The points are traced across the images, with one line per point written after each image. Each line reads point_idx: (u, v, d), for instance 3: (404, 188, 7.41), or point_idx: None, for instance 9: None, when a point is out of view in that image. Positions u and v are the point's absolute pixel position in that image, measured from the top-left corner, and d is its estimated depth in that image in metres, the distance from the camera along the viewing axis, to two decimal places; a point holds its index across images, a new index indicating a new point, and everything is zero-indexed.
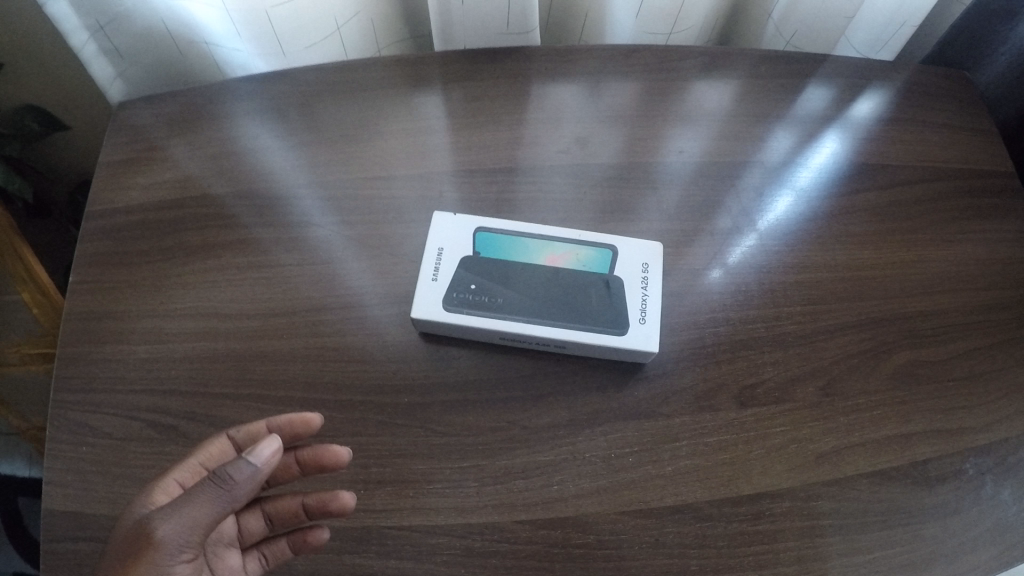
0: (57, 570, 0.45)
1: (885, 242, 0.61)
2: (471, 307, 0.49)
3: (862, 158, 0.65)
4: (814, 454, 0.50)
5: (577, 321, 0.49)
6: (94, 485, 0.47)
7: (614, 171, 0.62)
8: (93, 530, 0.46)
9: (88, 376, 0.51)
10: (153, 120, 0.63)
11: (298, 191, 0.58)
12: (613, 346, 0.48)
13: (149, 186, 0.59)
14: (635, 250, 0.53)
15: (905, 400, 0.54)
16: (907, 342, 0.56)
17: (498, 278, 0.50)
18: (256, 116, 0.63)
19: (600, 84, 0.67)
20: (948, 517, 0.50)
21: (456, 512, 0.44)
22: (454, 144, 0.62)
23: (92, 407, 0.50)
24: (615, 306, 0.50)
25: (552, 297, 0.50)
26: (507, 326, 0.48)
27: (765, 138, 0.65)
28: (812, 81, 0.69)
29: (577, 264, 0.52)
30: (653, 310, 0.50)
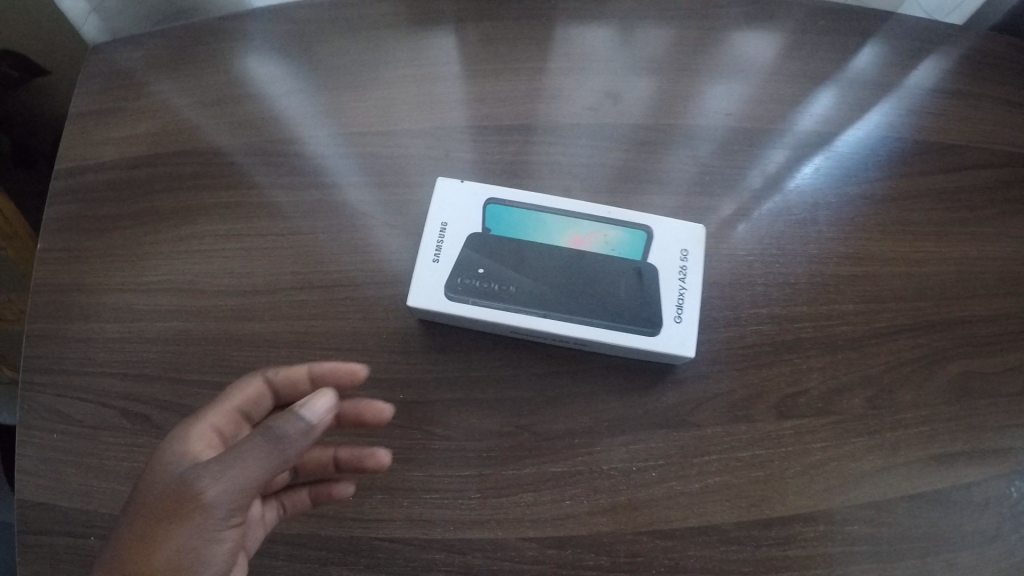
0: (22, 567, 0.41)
1: (951, 233, 0.53)
2: (478, 296, 0.42)
3: (933, 134, 0.57)
4: (857, 473, 0.44)
5: (600, 315, 0.42)
6: (62, 476, 0.43)
7: (644, 133, 0.54)
8: (60, 526, 0.42)
9: (53, 356, 0.45)
10: (128, 63, 0.55)
11: (284, 145, 0.51)
12: (642, 346, 0.42)
13: (121, 139, 0.52)
14: (674, 233, 0.45)
15: (959, 415, 0.48)
16: (966, 350, 0.50)
17: (511, 261, 0.44)
18: (240, 61, 0.55)
19: (633, 28, 0.58)
20: (995, 545, 0.46)
21: (455, 525, 0.39)
22: (466, 100, 0.54)
23: (59, 391, 0.45)
24: (648, 299, 0.43)
25: (574, 285, 0.43)
26: (520, 318, 0.42)
27: (819, 102, 0.57)
28: (881, 41, 0.60)
29: (604, 247, 0.45)
30: (691, 307, 0.43)
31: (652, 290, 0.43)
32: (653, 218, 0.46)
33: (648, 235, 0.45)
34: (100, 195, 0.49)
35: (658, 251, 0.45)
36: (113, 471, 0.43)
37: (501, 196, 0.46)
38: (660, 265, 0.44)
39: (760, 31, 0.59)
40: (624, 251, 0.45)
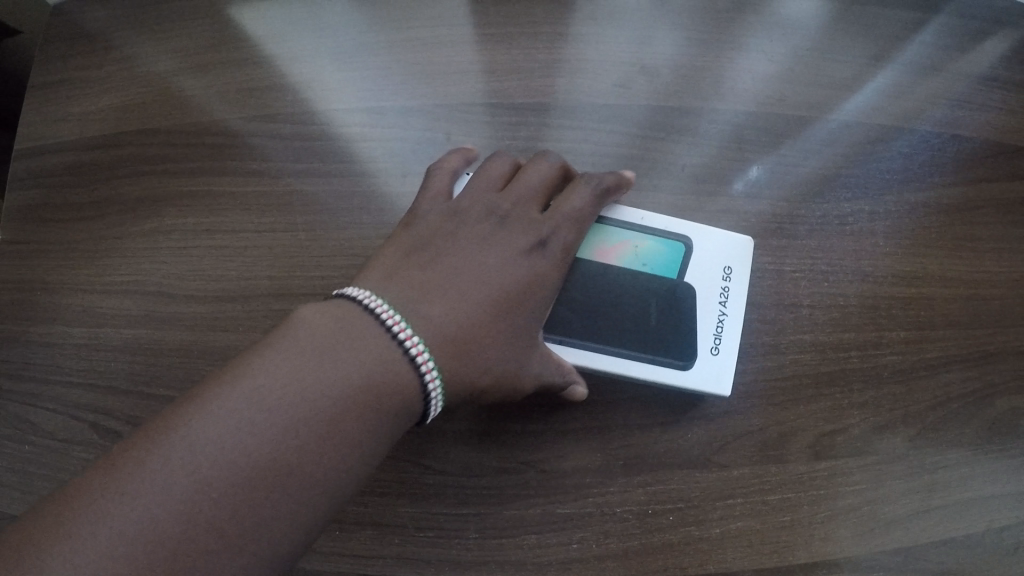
0: None
1: (1020, 249, 0.47)
2: None
3: (1013, 132, 0.49)
4: (889, 518, 0.41)
5: (625, 345, 0.38)
6: (30, 495, 0.40)
7: (678, 117, 0.47)
8: None
9: (17, 363, 0.41)
10: (91, 22, 0.48)
11: (267, 122, 0.44)
12: (669, 380, 0.38)
13: (84, 113, 0.45)
14: (717, 249, 0.40)
15: (1005, 455, 0.44)
16: (1021, 384, 0.45)
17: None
18: (217, 19, 0.47)
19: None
20: None
21: (452, 566, 0.36)
22: (476, 73, 0.46)
23: (26, 400, 0.41)
24: (679, 327, 0.39)
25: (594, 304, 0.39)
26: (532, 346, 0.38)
27: (874, 85, 0.49)
28: (959, 17, 0.51)
29: (631, 262, 0.40)
30: (728, 338, 0.39)
31: (687, 318, 0.39)
32: (693, 228, 0.41)
33: (689, 250, 0.40)
34: (61, 177, 0.43)
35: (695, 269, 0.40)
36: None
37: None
38: (696, 289, 0.40)
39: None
40: (656, 268, 0.40)
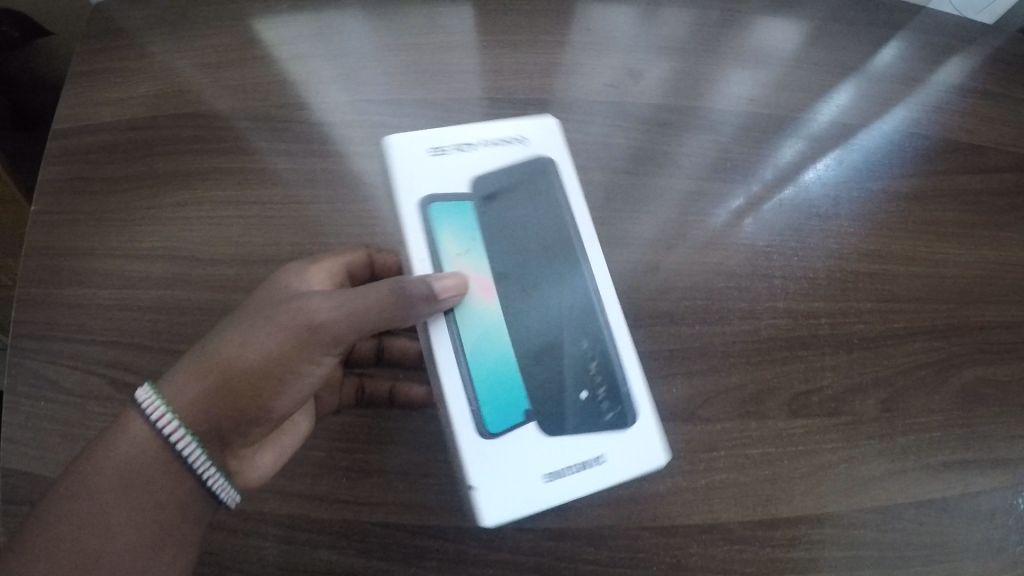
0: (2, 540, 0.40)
1: (972, 235, 0.51)
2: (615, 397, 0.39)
3: (960, 133, 0.54)
4: (866, 477, 0.43)
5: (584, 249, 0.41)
6: (46, 448, 0.41)
7: (663, 113, 0.52)
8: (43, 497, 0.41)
9: (41, 323, 0.44)
10: (132, 22, 0.53)
11: (290, 110, 0.49)
12: (572, 183, 0.42)
13: (120, 100, 0.49)
14: (425, 174, 0.41)
15: (972, 423, 0.47)
16: (980, 357, 0.48)
17: (536, 347, 0.39)
18: (246, 22, 0.52)
19: (652, 12, 0.56)
20: (991, 555, 0.45)
21: (451, 512, 0.39)
22: (481, 71, 0.51)
23: (47, 358, 0.43)
24: (509, 185, 0.42)
25: (526, 263, 0.40)
26: (622, 364, 0.40)
27: (839, 90, 0.55)
28: (906, 36, 0.58)
29: (465, 241, 0.40)
30: (529, 135, 0.43)
31: (486, 178, 0.41)
32: (416, 185, 0.40)
33: (432, 196, 0.40)
34: (93, 155, 0.47)
35: (461, 160, 0.41)
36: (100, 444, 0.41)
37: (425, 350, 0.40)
38: (485, 162, 0.42)
39: (781, 16, 0.57)
40: (457, 222, 0.40)
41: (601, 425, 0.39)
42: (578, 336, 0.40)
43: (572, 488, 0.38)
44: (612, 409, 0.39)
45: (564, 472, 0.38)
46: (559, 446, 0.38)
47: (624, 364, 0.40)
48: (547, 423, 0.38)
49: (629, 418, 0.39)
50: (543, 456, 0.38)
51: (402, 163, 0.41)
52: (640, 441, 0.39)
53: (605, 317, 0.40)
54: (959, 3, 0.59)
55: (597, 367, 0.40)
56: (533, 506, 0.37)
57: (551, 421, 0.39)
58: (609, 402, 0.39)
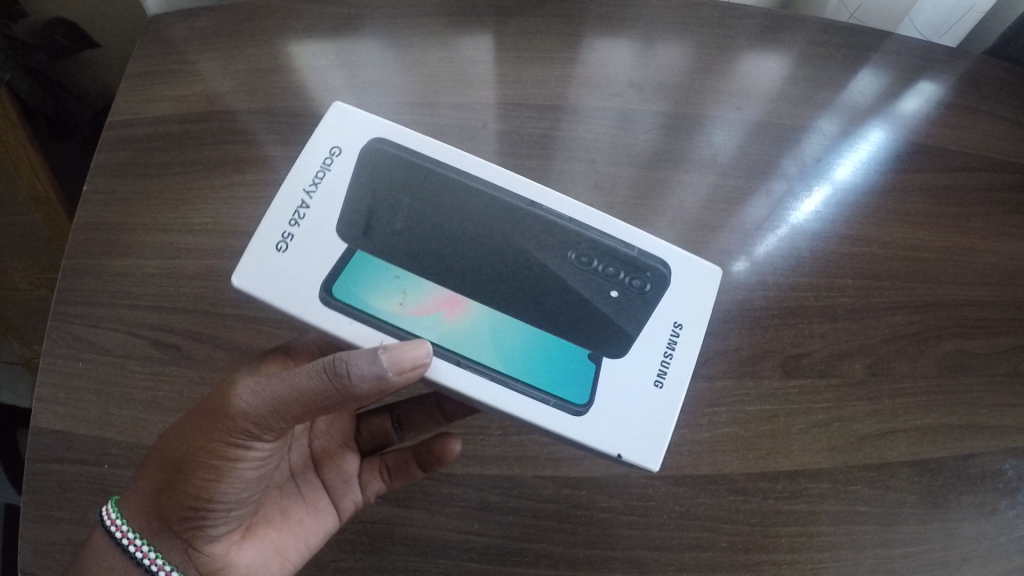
0: (56, 488, 0.43)
1: (943, 224, 0.57)
2: (636, 273, 0.43)
3: (924, 137, 0.61)
4: (860, 436, 0.46)
5: (503, 193, 0.42)
6: (92, 404, 0.44)
7: (668, 117, 0.57)
8: (91, 449, 0.43)
9: (91, 291, 0.47)
10: (188, 33, 0.59)
11: (329, 108, 0.54)
12: (410, 150, 0.43)
13: (176, 98, 0.55)
14: (298, 273, 0.39)
15: (955, 391, 0.50)
16: (958, 331, 0.52)
17: (538, 295, 0.40)
18: (291, 36, 0.59)
19: (650, 49, 0.61)
20: (978, 516, 0.48)
21: (473, 462, 0.43)
22: (499, 75, 0.57)
23: (93, 322, 0.46)
24: (371, 203, 0.41)
25: (455, 238, 0.41)
26: (623, 243, 0.43)
27: (834, 102, 0.61)
28: (878, 53, 0.65)
29: (393, 288, 0.40)
30: (347, 140, 0.42)
31: (344, 219, 0.40)
32: (303, 291, 0.39)
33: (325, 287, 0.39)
34: (149, 145, 0.53)
35: (313, 222, 0.40)
36: (141, 397, 0.44)
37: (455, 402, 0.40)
38: (332, 200, 0.41)
39: (766, 50, 0.62)
40: (364, 278, 0.39)
41: (648, 301, 0.42)
42: (562, 249, 0.42)
43: (676, 378, 0.41)
44: (644, 280, 0.43)
45: (663, 374, 0.41)
46: (641, 367, 0.40)
47: (616, 237, 0.43)
48: (612, 350, 0.40)
49: (661, 270, 0.43)
50: (637, 383, 0.40)
51: (280, 275, 0.39)
52: (684, 281, 0.43)
53: (568, 215, 0.43)
54: (924, 31, 0.69)
55: (599, 260, 0.42)
56: (667, 433, 0.39)
57: (619, 335, 0.41)
58: (636, 275, 0.42)
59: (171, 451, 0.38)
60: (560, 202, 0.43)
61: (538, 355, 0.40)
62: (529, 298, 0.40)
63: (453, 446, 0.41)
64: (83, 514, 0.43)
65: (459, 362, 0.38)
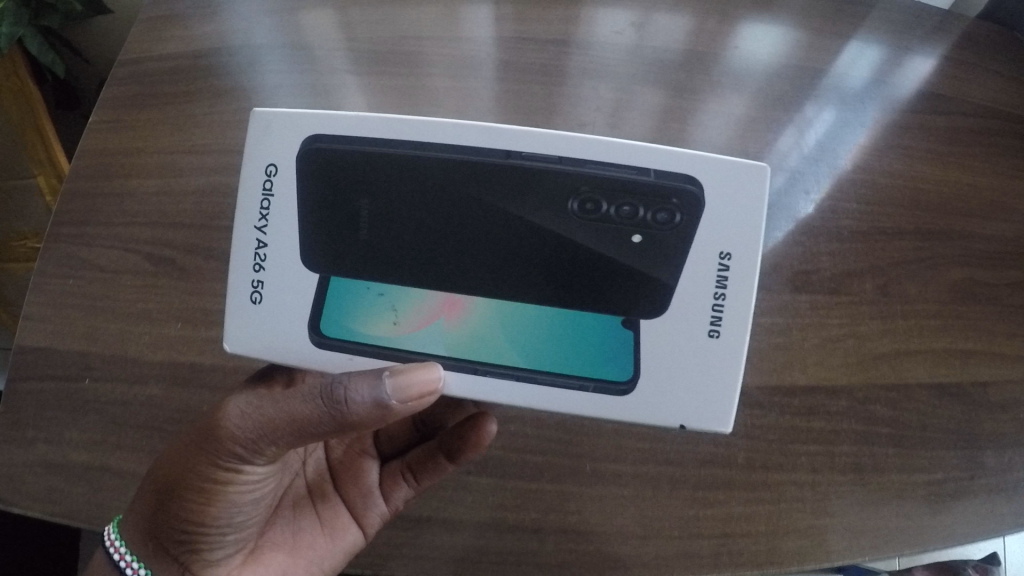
0: (45, 401, 0.42)
1: (947, 160, 0.56)
2: (656, 204, 0.32)
3: (920, 82, 0.62)
4: (875, 354, 0.44)
5: (458, 148, 0.33)
6: (86, 318, 0.43)
7: (675, 56, 0.59)
8: (83, 363, 0.42)
9: (92, 210, 0.47)
10: None
11: (340, 46, 0.57)
12: (346, 134, 0.34)
13: (185, 38, 0.56)
14: (282, 318, 0.35)
15: (969, 318, 0.49)
16: (968, 260, 0.51)
17: (542, 267, 0.33)
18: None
19: (647, 17, 0.60)
20: (999, 444, 0.47)
21: None
22: (501, 17, 0.59)
23: (92, 239, 0.46)
24: (329, 214, 0.34)
25: (428, 227, 0.33)
26: (633, 166, 0.32)
27: (843, 51, 0.62)
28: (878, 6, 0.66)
29: (382, 310, 0.35)
30: (278, 151, 0.35)
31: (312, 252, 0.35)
32: (290, 340, 0.35)
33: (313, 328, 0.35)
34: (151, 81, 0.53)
35: (278, 259, 0.35)
36: (133, 311, 0.43)
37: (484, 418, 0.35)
38: (288, 230, 0.35)
39: (763, 20, 0.61)
40: (347, 305, 0.35)
41: (683, 235, 0.33)
42: (558, 199, 0.33)
43: (734, 320, 0.33)
44: (671, 209, 0.32)
45: (717, 320, 0.33)
46: (689, 317, 0.33)
47: (624, 164, 0.32)
48: (646, 309, 0.33)
49: (691, 189, 0.32)
50: (687, 333, 0.33)
51: (265, 329, 0.35)
52: (724, 194, 0.33)
53: (553, 153, 0.33)
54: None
55: (609, 202, 0.32)
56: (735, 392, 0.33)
57: (655, 289, 0.33)
58: (659, 207, 0.32)
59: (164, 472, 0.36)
60: (540, 137, 0.33)
61: (566, 338, 0.34)
62: (536, 267, 0.33)
63: (489, 428, 0.38)
64: (65, 432, 0.41)
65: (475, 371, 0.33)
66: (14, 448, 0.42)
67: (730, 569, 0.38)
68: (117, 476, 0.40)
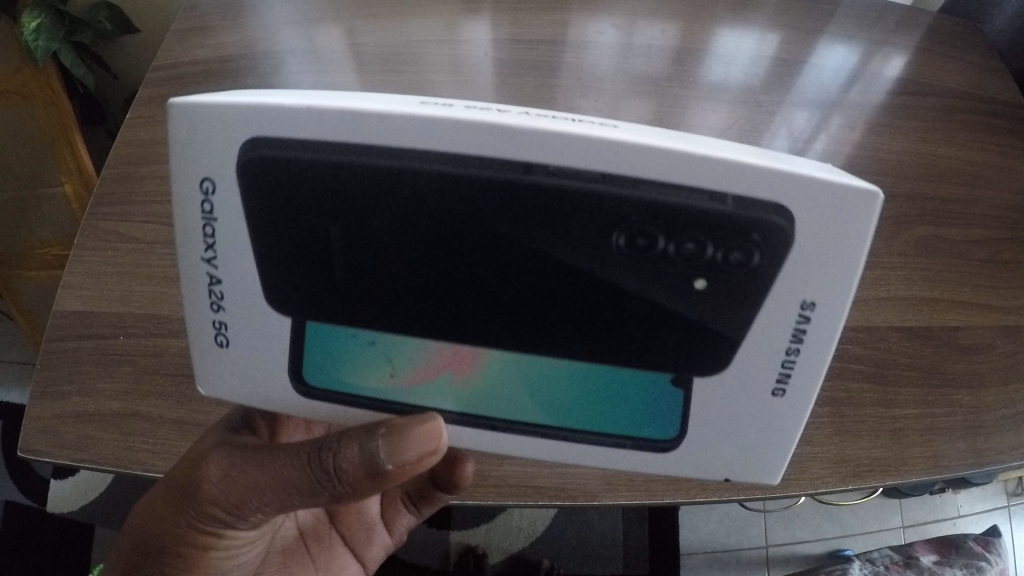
0: (96, 354, 0.47)
1: (908, 134, 0.61)
2: (723, 242, 0.27)
3: (880, 70, 0.68)
4: (846, 300, 0.49)
5: (457, 165, 0.27)
6: (139, 283, 0.50)
7: (662, 52, 0.68)
8: (132, 321, 0.48)
9: (150, 194, 0.55)
10: (245, 12, 0.72)
11: (361, 59, 0.67)
12: (316, 140, 0.27)
13: (232, 59, 0.67)
14: (253, 361, 0.33)
15: (935, 270, 0.53)
16: (933, 220, 0.55)
17: (575, 321, 0.30)
18: (330, 11, 0.72)
19: (632, 24, 0.70)
20: (975, 385, 0.49)
21: None
22: (498, 26, 0.69)
23: (150, 217, 0.53)
24: (297, 244, 0.30)
25: (437, 262, 0.29)
26: (703, 186, 0.26)
27: (820, 48, 0.69)
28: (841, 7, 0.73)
29: (375, 363, 0.33)
30: (216, 165, 0.29)
31: (287, 281, 0.31)
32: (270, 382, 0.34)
33: (296, 377, 0.33)
34: (224, 89, 0.65)
35: (235, 293, 0.32)
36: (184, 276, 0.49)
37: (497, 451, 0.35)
38: (238, 262, 0.31)
39: (734, 24, 0.71)
40: (336, 358, 0.33)
41: (756, 278, 0.28)
42: (602, 235, 0.27)
43: (802, 382, 0.31)
44: (750, 248, 0.27)
45: (784, 380, 0.31)
46: (758, 373, 0.31)
47: (699, 188, 0.26)
48: (702, 370, 0.30)
49: (781, 224, 0.27)
50: (755, 391, 0.31)
51: (237, 371, 0.34)
52: (819, 225, 0.28)
53: (597, 170, 0.26)
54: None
55: (668, 237, 0.27)
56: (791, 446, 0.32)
57: (708, 336, 0.30)
58: (734, 244, 0.27)
59: (154, 526, 0.40)
60: (584, 150, 0.26)
61: (596, 399, 0.32)
62: (572, 312, 0.29)
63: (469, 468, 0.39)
64: (97, 385, 0.46)
65: (495, 427, 0.33)
66: (58, 399, 0.46)
67: (717, 492, 0.41)
68: (149, 423, 0.44)
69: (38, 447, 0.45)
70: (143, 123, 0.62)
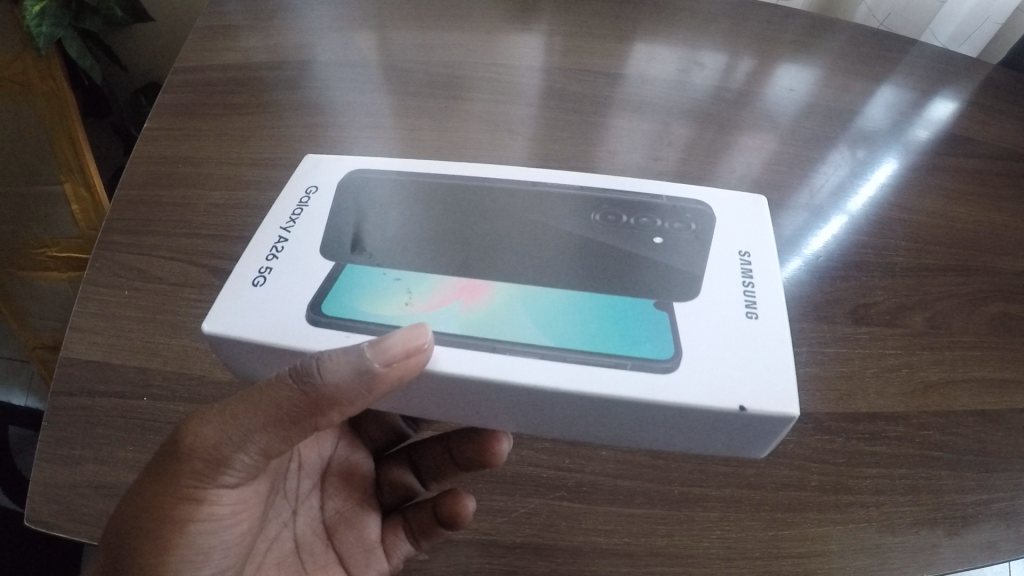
0: (120, 413, 0.42)
1: (979, 201, 0.60)
2: (665, 220, 0.40)
3: (949, 125, 0.66)
4: (927, 383, 0.47)
5: (485, 179, 0.42)
6: (179, 333, 0.45)
7: (725, 92, 0.64)
8: (165, 378, 0.43)
9: (186, 229, 0.50)
10: (282, 17, 0.66)
11: (413, 81, 0.62)
12: (392, 168, 0.43)
13: (269, 71, 0.61)
14: (281, 304, 0.34)
15: (1012, 348, 0.51)
16: (1008, 295, 0.54)
17: (572, 257, 0.37)
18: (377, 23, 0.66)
19: (695, 59, 0.66)
20: None
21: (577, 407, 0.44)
22: (560, 54, 0.65)
23: (188, 256, 0.49)
24: (363, 214, 0.40)
25: (463, 223, 0.39)
26: (642, 195, 0.42)
27: (875, 96, 0.67)
28: (907, 56, 0.71)
29: (393, 293, 0.35)
30: (321, 178, 0.42)
31: (337, 240, 0.38)
32: (289, 321, 0.34)
33: (312, 307, 0.34)
34: (260, 105, 0.59)
35: (291, 250, 0.37)
36: None
37: (509, 413, 0.34)
38: (312, 230, 0.39)
39: (799, 65, 0.68)
40: (357, 289, 0.35)
41: (699, 238, 0.39)
42: (583, 213, 0.40)
43: (767, 306, 0.35)
44: (684, 221, 0.40)
45: (752, 305, 0.35)
46: (726, 303, 0.35)
47: (636, 193, 0.42)
48: (677, 292, 0.35)
49: (700, 209, 0.41)
50: (732, 316, 0.34)
51: (255, 309, 0.34)
52: (731, 209, 0.41)
53: (574, 184, 0.42)
54: (945, 40, 0.78)
55: (629, 216, 0.40)
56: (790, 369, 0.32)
57: (682, 272, 0.37)
58: (674, 220, 0.40)
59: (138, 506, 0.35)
60: (563, 176, 0.43)
61: (592, 320, 0.34)
62: (566, 253, 0.37)
63: (468, 505, 0.40)
64: (119, 453, 0.41)
65: (494, 349, 0.32)
66: (73, 465, 0.41)
67: None
68: None
69: (48, 519, 0.40)
70: (170, 140, 0.56)
